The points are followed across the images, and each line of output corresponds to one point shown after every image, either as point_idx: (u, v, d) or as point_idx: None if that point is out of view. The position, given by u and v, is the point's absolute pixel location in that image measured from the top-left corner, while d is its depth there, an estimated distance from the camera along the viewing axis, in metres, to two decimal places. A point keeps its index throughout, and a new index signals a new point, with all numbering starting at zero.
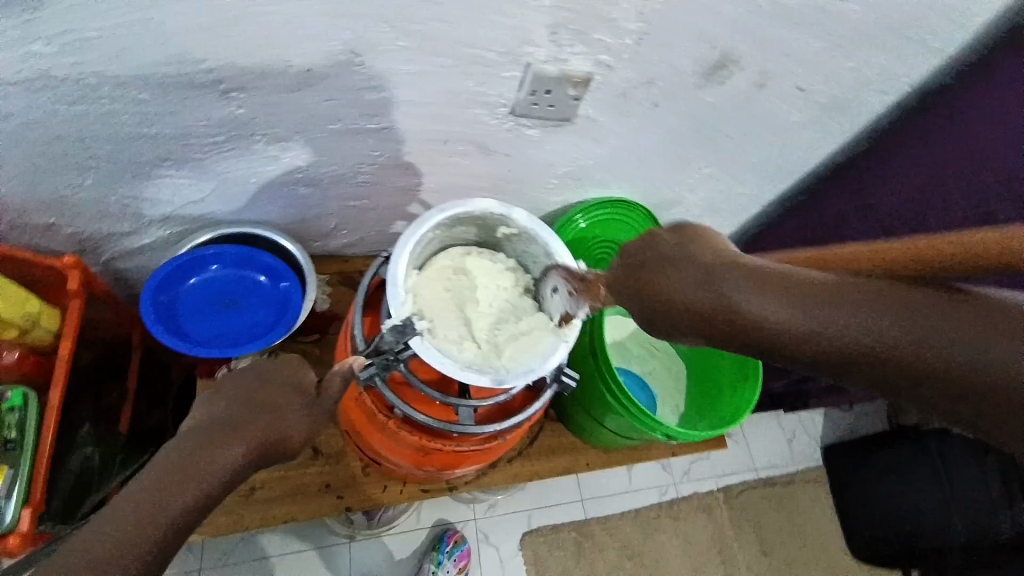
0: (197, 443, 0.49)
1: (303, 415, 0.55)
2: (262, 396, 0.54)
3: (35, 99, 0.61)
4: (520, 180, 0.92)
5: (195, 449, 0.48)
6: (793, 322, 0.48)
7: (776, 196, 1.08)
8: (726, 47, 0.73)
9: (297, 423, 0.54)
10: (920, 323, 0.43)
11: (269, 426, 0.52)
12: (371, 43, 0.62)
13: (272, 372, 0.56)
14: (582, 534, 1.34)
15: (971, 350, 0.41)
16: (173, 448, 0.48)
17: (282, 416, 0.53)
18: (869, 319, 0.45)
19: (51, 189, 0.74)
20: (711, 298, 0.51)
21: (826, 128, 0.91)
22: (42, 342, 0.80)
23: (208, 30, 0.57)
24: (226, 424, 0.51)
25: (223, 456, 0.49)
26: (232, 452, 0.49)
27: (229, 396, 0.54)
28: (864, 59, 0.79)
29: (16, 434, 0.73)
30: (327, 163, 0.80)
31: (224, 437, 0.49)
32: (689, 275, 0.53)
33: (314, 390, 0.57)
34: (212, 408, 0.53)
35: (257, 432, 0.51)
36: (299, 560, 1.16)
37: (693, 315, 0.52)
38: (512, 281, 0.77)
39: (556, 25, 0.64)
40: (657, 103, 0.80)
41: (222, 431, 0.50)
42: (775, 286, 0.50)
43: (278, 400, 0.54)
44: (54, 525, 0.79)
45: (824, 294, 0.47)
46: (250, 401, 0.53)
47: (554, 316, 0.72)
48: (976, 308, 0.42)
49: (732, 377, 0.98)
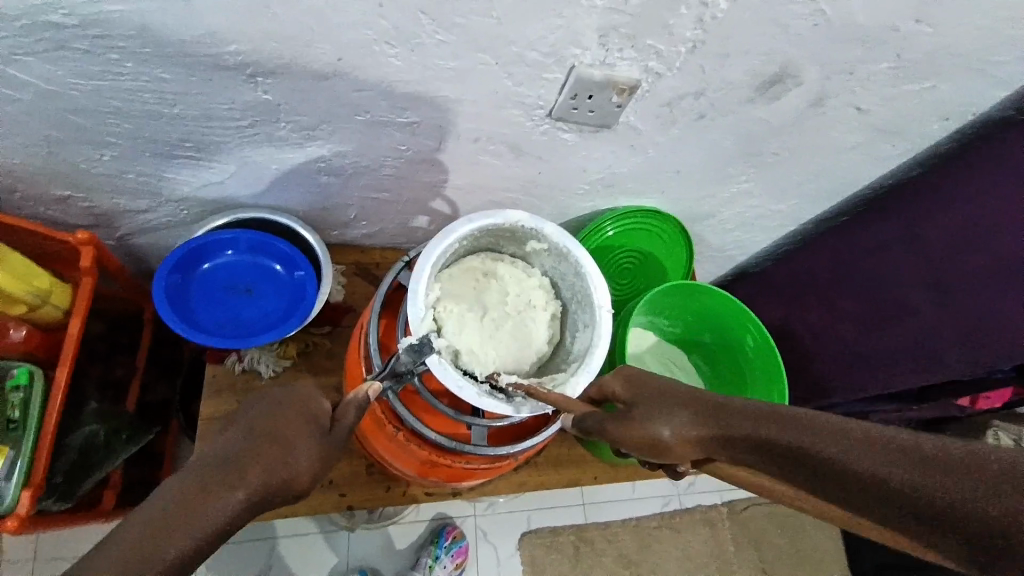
0: (196, 482, 0.43)
1: (312, 453, 0.50)
2: (270, 429, 0.49)
3: (54, 70, 0.58)
4: (550, 184, 0.87)
5: (192, 490, 0.43)
6: (756, 440, 0.47)
7: (816, 216, 1.03)
8: (785, 62, 0.67)
9: (306, 462, 0.49)
10: (915, 466, 0.38)
11: (275, 466, 0.47)
12: (408, 34, 0.58)
13: (282, 401, 0.52)
14: (581, 539, 1.32)
15: (938, 489, 0.37)
16: (168, 486, 0.43)
17: (289, 455, 0.48)
18: (858, 461, 0.41)
19: (69, 162, 0.71)
20: (701, 423, 0.50)
21: (878, 150, 0.86)
22: (50, 318, 0.79)
23: (237, 10, 0.53)
24: (229, 462, 0.45)
25: (224, 500, 0.43)
26: (233, 495, 0.44)
27: (235, 428, 0.48)
28: (932, 82, 0.74)
29: (19, 414, 0.72)
30: (351, 154, 0.76)
31: (225, 478, 0.44)
32: (683, 398, 0.52)
33: (327, 421, 0.53)
34: (216, 439, 0.48)
35: (265, 471, 0.46)
36: (299, 543, 1.15)
37: (685, 444, 0.51)
38: (538, 298, 0.74)
39: (606, 28, 0.59)
40: (703, 115, 0.75)
41: (224, 470, 0.45)
42: (755, 413, 0.48)
43: (288, 436, 0.49)
44: (53, 501, 0.79)
45: (779, 422, 0.46)
46: (258, 435, 0.48)
47: (579, 348, 0.69)
48: (929, 453, 0.39)
49: (765, 381, 0.95)
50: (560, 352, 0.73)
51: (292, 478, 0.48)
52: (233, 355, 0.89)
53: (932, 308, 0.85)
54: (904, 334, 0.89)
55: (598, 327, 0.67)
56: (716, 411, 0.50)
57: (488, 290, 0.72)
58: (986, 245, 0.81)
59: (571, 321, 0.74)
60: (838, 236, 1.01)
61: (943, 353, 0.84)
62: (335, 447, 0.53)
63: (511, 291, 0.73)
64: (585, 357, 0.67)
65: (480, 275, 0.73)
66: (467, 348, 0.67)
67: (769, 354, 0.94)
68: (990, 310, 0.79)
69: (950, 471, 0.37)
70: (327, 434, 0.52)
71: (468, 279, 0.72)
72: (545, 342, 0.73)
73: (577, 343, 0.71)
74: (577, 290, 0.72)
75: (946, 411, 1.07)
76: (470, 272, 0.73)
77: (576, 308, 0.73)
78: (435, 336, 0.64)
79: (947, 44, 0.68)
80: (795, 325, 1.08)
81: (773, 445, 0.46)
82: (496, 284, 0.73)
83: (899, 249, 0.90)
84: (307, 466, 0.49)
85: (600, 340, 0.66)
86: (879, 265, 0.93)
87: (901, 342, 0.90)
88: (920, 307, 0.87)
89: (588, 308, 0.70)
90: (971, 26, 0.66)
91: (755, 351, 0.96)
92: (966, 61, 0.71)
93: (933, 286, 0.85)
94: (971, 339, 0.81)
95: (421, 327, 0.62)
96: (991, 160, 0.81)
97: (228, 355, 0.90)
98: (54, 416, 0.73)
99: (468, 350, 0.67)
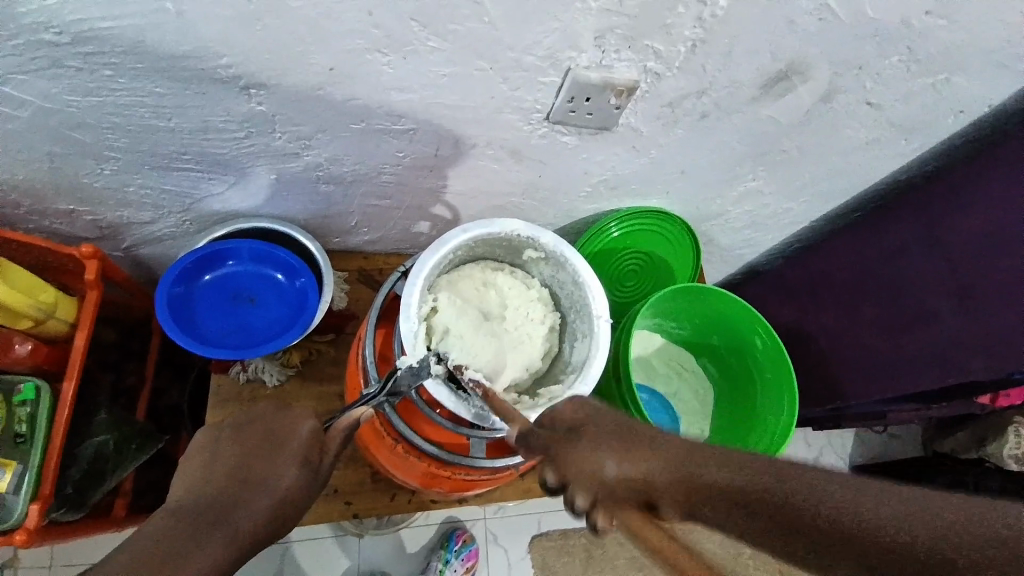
0: (178, 529, 0.46)
1: (295, 486, 0.52)
2: (255, 467, 0.52)
3: (50, 88, 0.58)
4: (552, 187, 0.86)
5: (173, 536, 0.45)
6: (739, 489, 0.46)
7: (828, 213, 1.00)
8: (792, 58, 0.65)
9: (289, 496, 0.52)
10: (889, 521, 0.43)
11: (256, 507, 0.49)
12: (401, 42, 0.57)
13: (272, 433, 0.54)
14: (592, 542, 1.31)
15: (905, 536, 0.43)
16: (148, 530, 0.46)
17: (271, 492, 0.51)
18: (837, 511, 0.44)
19: (71, 177, 0.72)
20: (664, 468, 0.48)
21: (892, 145, 0.84)
22: (55, 332, 0.79)
23: (229, 22, 0.53)
24: (210, 507, 0.48)
25: (208, 544, 0.46)
26: (215, 543, 0.46)
27: (215, 472, 0.51)
28: (946, 74, 0.71)
29: (26, 428, 0.73)
30: (350, 162, 0.76)
31: (209, 524, 0.47)
32: (644, 436, 0.51)
33: (317, 455, 0.54)
34: (198, 483, 0.50)
35: (249, 513, 0.49)
36: (311, 548, 1.16)
37: (636, 483, 0.48)
38: (538, 309, 0.74)
39: (604, 30, 0.58)
40: (706, 114, 0.73)
41: (218, 507, 0.48)
42: (721, 461, 0.48)
43: (268, 473, 0.51)
44: (64, 512, 0.80)
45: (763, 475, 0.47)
46: (238, 476, 0.51)
47: (578, 362, 0.69)
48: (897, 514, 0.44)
49: (774, 384, 0.93)
50: (559, 363, 0.73)
51: (281, 516, 0.51)
52: (237, 364, 0.89)
53: (951, 313, 0.82)
54: (920, 342, 0.86)
55: (596, 337, 0.67)
56: (685, 454, 0.49)
57: (487, 300, 0.72)
58: (1016, 248, 0.77)
59: (569, 331, 0.73)
60: (852, 234, 0.98)
61: (966, 359, 0.81)
62: (320, 479, 0.55)
63: (511, 301, 0.73)
64: (583, 368, 0.66)
65: (480, 285, 0.72)
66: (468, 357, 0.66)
67: (778, 356, 0.92)
68: (1009, 318, 0.77)
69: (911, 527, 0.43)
70: (317, 470, 0.54)
71: (468, 288, 0.71)
72: (543, 354, 0.72)
73: (575, 353, 0.71)
74: (575, 300, 0.71)
75: (965, 409, 1.04)
76: (471, 281, 0.72)
77: (575, 318, 0.72)
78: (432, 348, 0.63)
79: (963, 37, 0.66)
80: (806, 325, 1.06)
81: (761, 502, 0.46)
82: (496, 294, 0.73)
83: (916, 249, 0.87)
84: (289, 500, 0.52)
85: (598, 351, 0.66)
86: (894, 269, 0.90)
87: (920, 349, 0.86)
88: (939, 312, 0.83)
89: (587, 318, 0.69)
90: (990, 15, 0.63)
91: (764, 354, 0.94)
92: (984, 53, 0.69)
93: (956, 288, 0.82)
94: (988, 345, 0.79)
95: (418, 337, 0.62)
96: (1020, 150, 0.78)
97: (232, 365, 0.90)
98: (61, 428, 0.75)
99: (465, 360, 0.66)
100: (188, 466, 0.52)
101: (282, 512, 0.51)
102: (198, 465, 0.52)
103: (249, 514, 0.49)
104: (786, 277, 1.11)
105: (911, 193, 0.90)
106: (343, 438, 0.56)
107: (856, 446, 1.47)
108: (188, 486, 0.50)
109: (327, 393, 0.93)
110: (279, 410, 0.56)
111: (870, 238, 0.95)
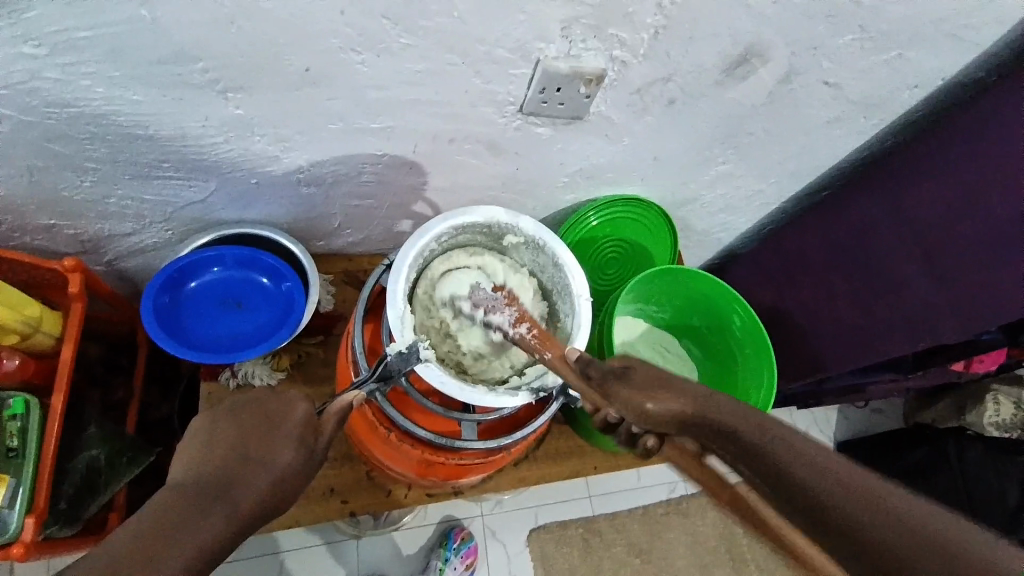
0: (180, 503, 0.47)
1: (292, 465, 0.53)
2: (253, 448, 0.53)
3: (27, 101, 0.59)
4: (530, 179, 0.88)
5: (177, 511, 0.46)
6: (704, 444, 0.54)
7: (797, 193, 1.04)
8: (750, 42, 0.68)
9: (288, 472, 0.53)
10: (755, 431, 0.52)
11: (256, 483, 0.51)
12: (374, 40, 0.59)
13: (266, 417, 0.55)
14: (590, 531, 1.32)
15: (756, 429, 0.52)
16: (153, 504, 0.47)
17: (271, 470, 0.52)
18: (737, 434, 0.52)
19: (51, 190, 0.72)
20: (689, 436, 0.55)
21: (852, 124, 0.87)
22: (42, 347, 0.80)
23: (203, 27, 0.54)
24: (212, 484, 0.49)
25: (211, 516, 0.47)
26: (217, 515, 0.47)
27: (216, 449, 0.52)
28: (897, 52, 0.75)
29: (18, 442, 0.74)
30: (329, 163, 0.77)
31: (210, 499, 0.48)
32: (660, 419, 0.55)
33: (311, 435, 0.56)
34: (198, 462, 0.51)
35: (250, 489, 0.50)
36: (308, 556, 1.15)
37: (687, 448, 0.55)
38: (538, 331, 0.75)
39: (570, 20, 0.60)
40: (674, 100, 0.76)
41: (219, 484, 0.49)
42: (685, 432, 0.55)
43: (267, 451, 0.53)
44: (59, 527, 0.80)
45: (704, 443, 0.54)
46: (238, 454, 0.52)
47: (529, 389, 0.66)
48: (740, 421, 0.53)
49: (754, 360, 0.96)
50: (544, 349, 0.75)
51: (281, 494, 0.52)
52: (227, 370, 0.90)
53: (920, 278, 0.86)
54: (890, 309, 0.90)
55: (578, 316, 0.70)
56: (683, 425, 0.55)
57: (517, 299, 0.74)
58: (976, 213, 0.80)
59: (551, 313, 0.76)
60: (822, 212, 1.02)
61: (938, 323, 0.84)
62: (315, 461, 0.56)
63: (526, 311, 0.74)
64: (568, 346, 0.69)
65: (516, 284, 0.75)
66: (513, 313, 0.68)
67: (759, 332, 0.94)
68: (1002, 274, 0.77)
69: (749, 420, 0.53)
70: (312, 451, 0.56)
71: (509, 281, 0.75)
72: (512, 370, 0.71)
73: (559, 333, 0.74)
74: (557, 281, 0.74)
75: (942, 377, 1.07)
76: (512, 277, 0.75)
77: (557, 299, 0.75)
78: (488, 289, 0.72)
79: (908, 15, 0.69)
80: (785, 301, 1.09)
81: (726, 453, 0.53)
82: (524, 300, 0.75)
83: (883, 221, 0.91)
84: (287, 478, 0.53)
85: (581, 327, 0.69)
86: (862, 240, 0.94)
87: (896, 320, 0.89)
88: (910, 280, 0.87)
89: (568, 298, 0.72)
90: None
91: (743, 330, 0.96)
92: (929, 29, 0.72)
93: (921, 254, 0.86)
94: (960, 308, 0.81)
95: (480, 276, 0.74)
96: (975, 121, 0.81)
97: (221, 371, 0.90)
98: (53, 441, 0.76)
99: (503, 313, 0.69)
100: (189, 445, 0.53)
101: (279, 491, 0.52)
102: (200, 444, 0.53)
103: (250, 491, 0.50)
104: (763, 257, 1.14)
105: (874, 168, 0.95)
106: (335, 424, 0.59)
107: (840, 422, 1.50)
108: (187, 467, 0.51)
109: (318, 394, 0.94)
110: (274, 394, 0.58)
111: (838, 214, 0.98)
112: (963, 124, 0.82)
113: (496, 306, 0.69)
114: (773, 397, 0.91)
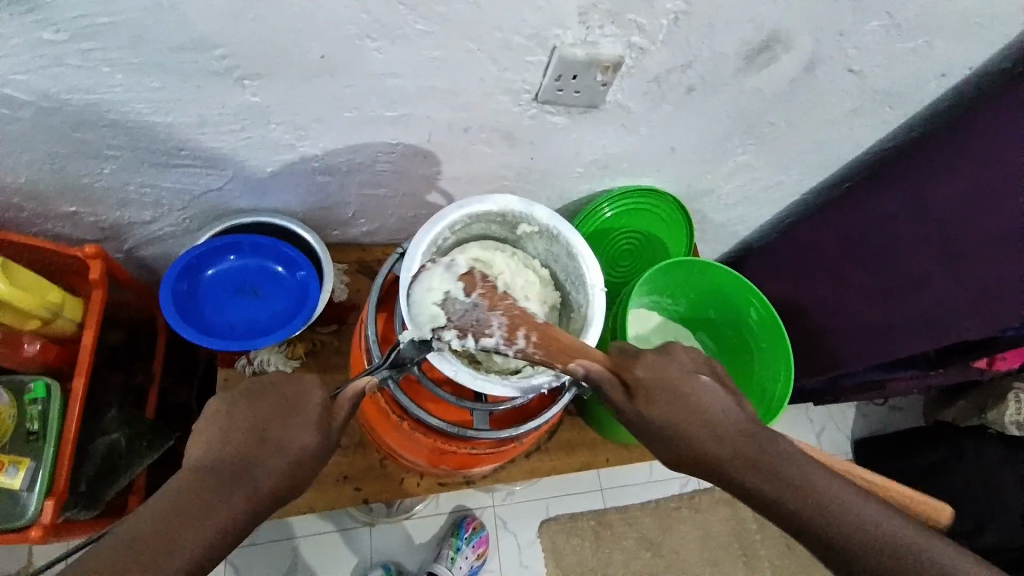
0: (198, 488, 0.48)
1: (308, 449, 0.54)
2: (269, 431, 0.53)
3: (49, 87, 0.59)
4: (544, 169, 0.87)
5: (195, 493, 0.48)
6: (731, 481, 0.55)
7: (817, 184, 1.02)
8: (773, 28, 0.67)
9: (304, 456, 0.53)
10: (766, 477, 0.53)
11: (273, 466, 0.52)
12: (390, 27, 0.58)
13: (286, 401, 0.56)
14: (601, 523, 1.32)
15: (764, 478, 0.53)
16: (171, 487, 0.48)
17: (287, 454, 0.53)
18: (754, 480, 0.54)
19: (72, 176, 0.73)
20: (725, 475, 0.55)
21: (877, 114, 0.85)
22: (64, 331, 0.82)
23: (220, 14, 0.54)
24: (231, 467, 0.50)
25: (229, 500, 0.48)
26: (235, 499, 0.49)
27: (233, 431, 0.53)
28: (926, 38, 0.73)
29: (38, 425, 0.76)
30: (344, 152, 0.77)
31: (227, 482, 0.49)
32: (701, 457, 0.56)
33: (327, 420, 0.56)
34: (216, 444, 0.52)
35: (265, 474, 0.51)
36: (320, 543, 1.17)
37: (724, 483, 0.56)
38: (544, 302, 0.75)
39: (588, 6, 0.59)
40: (692, 88, 0.74)
41: (236, 468, 0.50)
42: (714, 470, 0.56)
43: (284, 434, 0.53)
44: (78, 510, 0.81)
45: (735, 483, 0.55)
46: (255, 436, 0.53)
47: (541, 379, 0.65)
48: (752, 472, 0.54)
49: (770, 354, 0.95)
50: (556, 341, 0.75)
51: (297, 479, 0.53)
52: (244, 357, 0.90)
53: (941, 273, 0.83)
54: (908, 304, 0.88)
55: (592, 306, 0.70)
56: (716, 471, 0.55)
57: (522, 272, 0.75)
58: (995, 207, 0.78)
59: (565, 303, 0.76)
60: (843, 204, 0.99)
61: (958, 319, 0.81)
62: (330, 446, 0.57)
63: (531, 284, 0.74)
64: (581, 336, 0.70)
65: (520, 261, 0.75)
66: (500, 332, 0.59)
67: (775, 324, 0.94)
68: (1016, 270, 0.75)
69: (756, 466, 0.54)
70: (327, 436, 0.56)
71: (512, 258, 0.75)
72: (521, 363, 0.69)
73: (572, 323, 0.74)
74: (571, 271, 0.73)
75: (964, 375, 1.04)
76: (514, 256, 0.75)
77: (571, 289, 0.75)
78: (464, 289, 0.62)
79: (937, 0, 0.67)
80: (801, 296, 1.07)
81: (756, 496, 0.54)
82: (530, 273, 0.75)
83: (906, 214, 0.89)
84: (304, 461, 0.54)
85: (595, 318, 0.69)
86: (884, 233, 0.92)
87: (912, 313, 0.87)
88: (929, 273, 0.85)
89: (582, 288, 0.72)
90: None
91: (760, 324, 0.96)
92: (960, 14, 0.70)
93: (943, 252, 0.83)
94: (979, 305, 0.79)
95: (446, 279, 0.63)
96: (998, 111, 0.79)
97: (238, 358, 0.91)
98: (72, 426, 0.77)
99: (493, 329, 0.60)
100: (208, 426, 0.53)
101: (296, 473, 0.53)
102: (219, 426, 0.53)
103: (268, 474, 0.51)
104: (781, 250, 1.13)
105: (897, 159, 0.92)
106: (348, 409, 0.58)
107: (857, 419, 1.48)
108: (203, 448, 0.52)
109: (331, 382, 0.94)
110: (291, 377, 0.58)
111: (861, 206, 0.96)
112: (988, 115, 0.80)
113: (481, 321, 0.60)
114: (790, 391, 0.90)
